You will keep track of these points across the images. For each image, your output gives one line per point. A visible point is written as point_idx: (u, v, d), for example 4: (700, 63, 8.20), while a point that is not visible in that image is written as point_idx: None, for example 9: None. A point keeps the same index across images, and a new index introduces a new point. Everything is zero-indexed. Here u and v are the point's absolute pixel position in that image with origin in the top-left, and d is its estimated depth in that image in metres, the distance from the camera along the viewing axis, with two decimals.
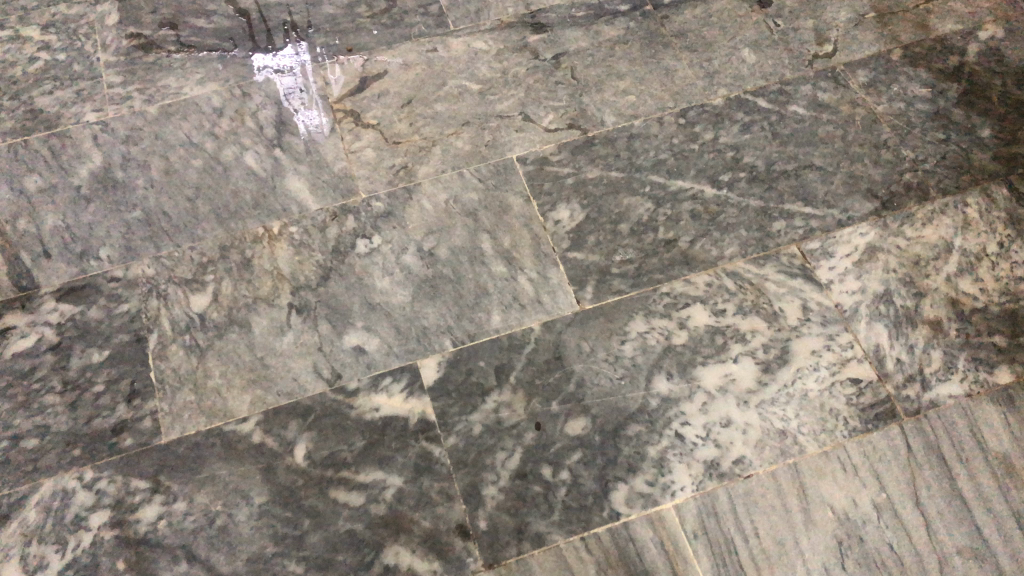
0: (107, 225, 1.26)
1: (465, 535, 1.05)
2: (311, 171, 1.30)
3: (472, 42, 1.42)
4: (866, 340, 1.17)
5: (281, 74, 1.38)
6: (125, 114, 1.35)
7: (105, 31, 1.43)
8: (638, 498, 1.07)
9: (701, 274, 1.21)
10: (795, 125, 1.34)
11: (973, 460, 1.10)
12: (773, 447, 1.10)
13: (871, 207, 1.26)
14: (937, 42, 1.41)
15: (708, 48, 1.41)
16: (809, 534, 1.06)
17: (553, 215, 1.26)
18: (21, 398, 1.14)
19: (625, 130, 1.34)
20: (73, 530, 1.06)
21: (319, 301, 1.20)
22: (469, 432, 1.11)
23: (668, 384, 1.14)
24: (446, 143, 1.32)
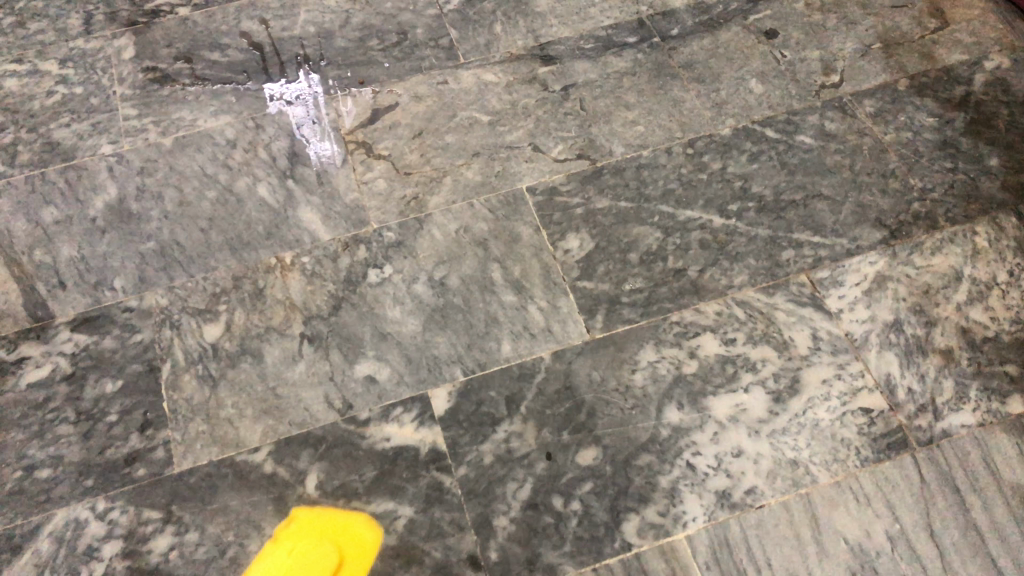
0: (122, 256, 1.27)
1: (476, 567, 1.05)
2: (323, 202, 1.31)
3: (482, 75, 1.44)
4: (877, 369, 1.17)
5: (293, 106, 1.40)
6: (140, 146, 1.37)
7: (122, 64, 1.46)
8: (649, 529, 1.07)
9: (711, 303, 1.22)
10: (802, 154, 1.35)
11: (987, 490, 1.09)
12: (785, 477, 1.10)
13: (880, 236, 1.27)
14: (943, 72, 1.42)
15: (714, 78, 1.43)
16: (823, 566, 1.05)
17: (563, 245, 1.27)
18: (35, 427, 1.15)
19: (634, 160, 1.35)
20: (85, 561, 1.06)
21: (331, 331, 1.21)
22: (480, 462, 1.11)
23: (679, 413, 1.14)
24: (456, 174, 1.34)
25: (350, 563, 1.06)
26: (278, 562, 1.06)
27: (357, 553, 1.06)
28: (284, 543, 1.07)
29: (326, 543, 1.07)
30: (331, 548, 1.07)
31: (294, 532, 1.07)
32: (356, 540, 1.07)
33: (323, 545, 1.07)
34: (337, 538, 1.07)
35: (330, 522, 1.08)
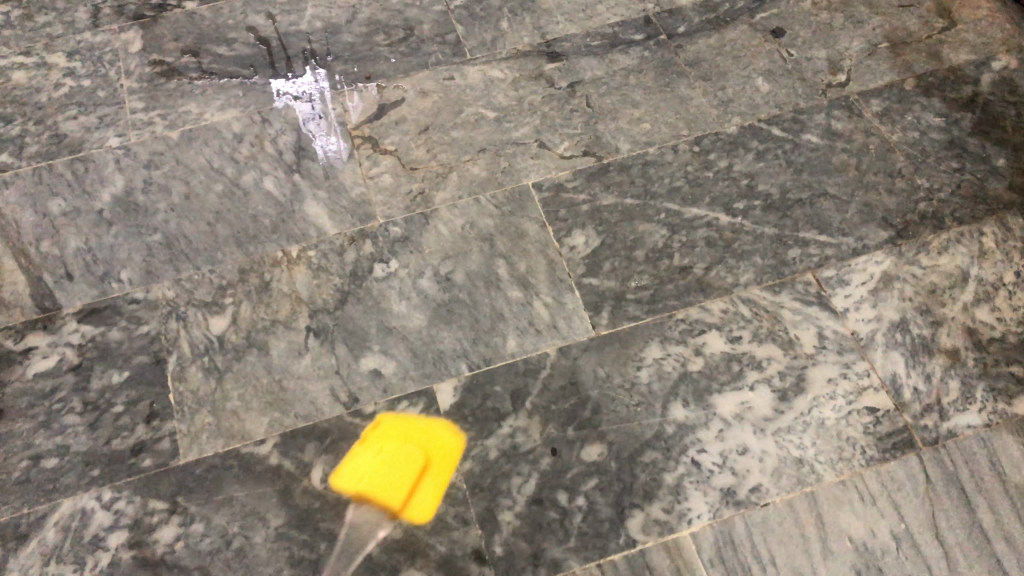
0: (128, 249, 1.28)
1: (481, 562, 1.05)
2: (330, 196, 1.31)
3: (489, 71, 1.44)
4: (882, 367, 1.17)
5: (300, 100, 1.40)
6: (148, 139, 1.37)
7: (129, 58, 1.46)
8: (654, 525, 1.07)
9: (717, 301, 1.22)
10: (809, 153, 1.35)
11: (992, 490, 1.09)
12: (790, 475, 1.10)
13: (886, 235, 1.27)
14: (950, 72, 1.42)
15: (721, 77, 1.43)
16: (827, 564, 1.05)
17: (569, 241, 1.27)
18: (41, 417, 1.15)
19: (640, 157, 1.35)
20: (91, 550, 1.06)
21: (336, 325, 1.21)
22: (485, 457, 1.11)
23: (684, 411, 1.14)
24: (462, 169, 1.34)
25: (436, 465, 1.11)
26: (367, 460, 1.11)
27: (444, 455, 1.11)
28: (372, 444, 1.12)
29: (413, 445, 1.12)
30: (418, 450, 1.12)
31: (382, 435, 1.13)
32: (441, 444, 1.12)
33: (411, 447, 1.12)
34: (423, 441, 1.12)
35: (417, 426, 1.13)
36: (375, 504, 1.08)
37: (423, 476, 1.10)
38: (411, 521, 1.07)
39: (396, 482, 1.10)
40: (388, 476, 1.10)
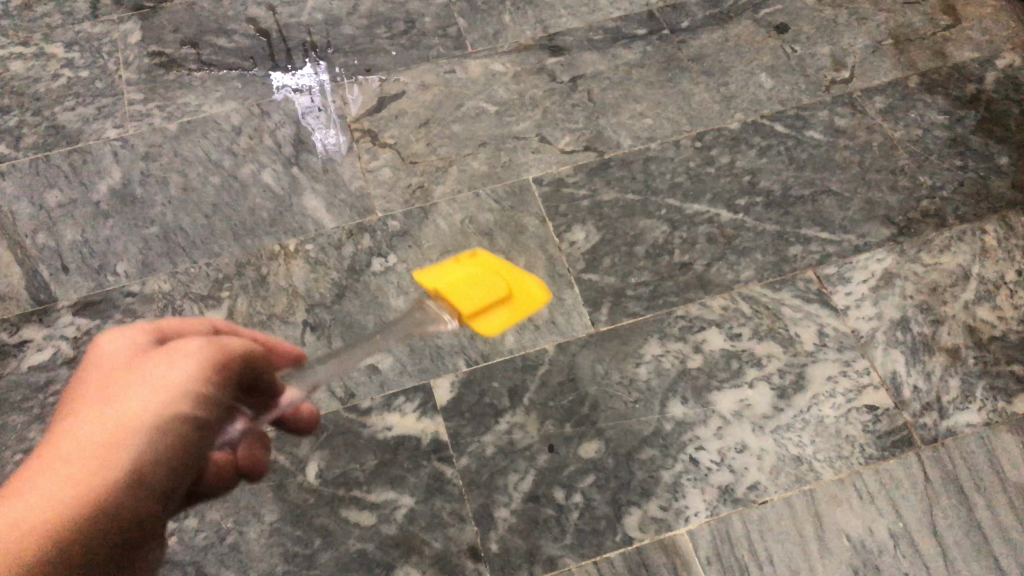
0: (125, 242, 1.27)
1: (476, 559, 1.04)
2: (328, 190, 1.31)
3: (490, 65, 1.43)
4: (883, 366, 1.16)
5: (300, 93, 1.39)
6: (146, 131, 1.37)
7: (128, 49, 1.45)
8: (651, 523, 1.06)
9: (717, 298, 1.21)
10: (811, 150, 1.34)
11: (992, 490, 1.08)
12: (788, 473, 1.09)
13: (888, 233, 1.26)
14: (955, 70, 1.41)
15: (724, 72, 1.42)
16: (824, 563, 1.04)
17: (569, 236, 1.26)
18: (36, 411, 1.15)
19: (641, 153, 1.34)
20: None
21: (334, 320, 1.20)
22: (482, 453, 1.10)
23: (682, 408, 1.13)
24: (462, 163, 1.33)
25: (513, 304, 0.99)
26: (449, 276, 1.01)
27: (523, 303, 1.00)
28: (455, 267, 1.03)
29: (497, 279, 1.00)
30: (500, 282, 1.00)
31: (471, 262, 1.04)
32: (520, 293, 1.01)
33: (493, 276, 1.01)
34: (506, 278, 1.02)
35: (505, 267, 1.04)
36: (447, 304, 0.98)
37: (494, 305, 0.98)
38: (450, 446, 1.11)
39: (476, 298, 0.97)
40: (471, 287, 0.98)
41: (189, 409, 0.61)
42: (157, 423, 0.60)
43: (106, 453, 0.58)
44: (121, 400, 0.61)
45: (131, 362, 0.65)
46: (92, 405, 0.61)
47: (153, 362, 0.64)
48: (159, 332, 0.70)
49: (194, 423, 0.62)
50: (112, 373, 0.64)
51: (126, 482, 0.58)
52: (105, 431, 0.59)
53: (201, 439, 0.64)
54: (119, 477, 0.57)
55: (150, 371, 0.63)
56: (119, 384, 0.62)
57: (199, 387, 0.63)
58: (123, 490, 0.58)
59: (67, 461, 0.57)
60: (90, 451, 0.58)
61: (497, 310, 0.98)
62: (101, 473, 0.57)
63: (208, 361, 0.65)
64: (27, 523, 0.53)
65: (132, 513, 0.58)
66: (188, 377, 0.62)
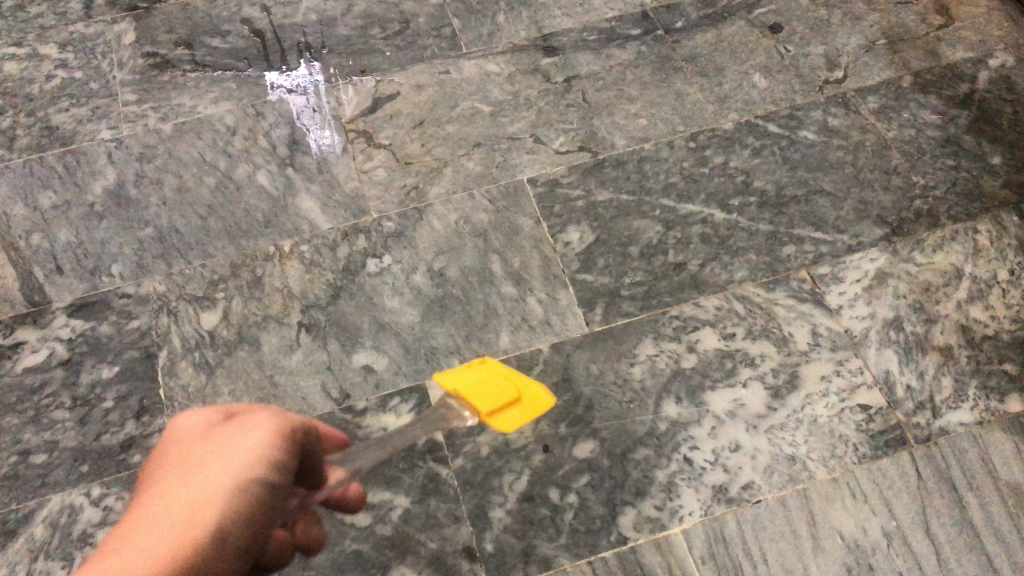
0: (119, 243, 1.27)
1: (472, 559, 1.05)
2: (323, 191, 1.31)
3: (484, 66, 1.43)
4: (876, 365, 1.16)
5: (294, 94, 1.39)
6: (140, 132, 1.36)
7: (122, 50, 1.45)
8: (645, 522, 1.07)
9: (711, 298, 1.22)
10: (805, 150, 1.34)
11: (984, 488, 1.08)
12: (782, 472, 1.10)
13: (881, 233, 1.26)
14: (947, 69, 1.41)
15: (718, 72, 1.42)
16: (817, 562, 1.05)
17: (563, 237, 1.27)
18: (31, 413, 1.15)
19: (636, 153, 1.34)
20: (79, 546, 1.06)
21: (329, 321, 1.20)
22: (477, 453, 1.11)
23: (677, 408, 1.14)
24: (457, 164, 1.33)
25: (525, 404, 0.98)
26: (460, 379, 1.00)
27: (532, 405, 0.98)
28: (464, 370, 1.02)
29: (509, 381, 1.00)
30: (510, 385, 0.99)
31: (483, 367, 1.02)
32: (528, 397, 0.99)
33: (502, 381, 0.99)
34: (517, 382, 1.01)
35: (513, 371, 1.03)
36: (466, 403, 0.98)
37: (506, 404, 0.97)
38: (446, 447, 1.11)
39: (489, 395, 0.97)
40: (485, 387, 0.98)
41: (263, 472, 0.66)
42: (237, 488, 0.65)
43: (192, 517, 0.62)
44: (204, 469, 0.66)
45: (208, 435, 0.70)
46: (178, 474, 0.66)
47: (229, 435, 0.69)
48: (229, 409, 0.75)
49: (268, 488, 0.66)
50: (192, 446, 0.69)
51: (211, 542, 0.61)
52: (193, 496, 0.63)
53: (272, 506, 0.68)
54: (206, 536, 0.61)
55: (226, 442, 0.68)
56: (200, 454, 0.67)
57: (272, 455, 0.68)
58: (209, 548, 0.61)
59: (160, 524, 0.61)
60: (180, 514, 0.62)
61: (511, 408, 0.97)
62: (190, 535, 0.61)
63: (278, 430, 0.70)
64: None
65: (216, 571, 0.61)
66: (261, 445, 0.68)
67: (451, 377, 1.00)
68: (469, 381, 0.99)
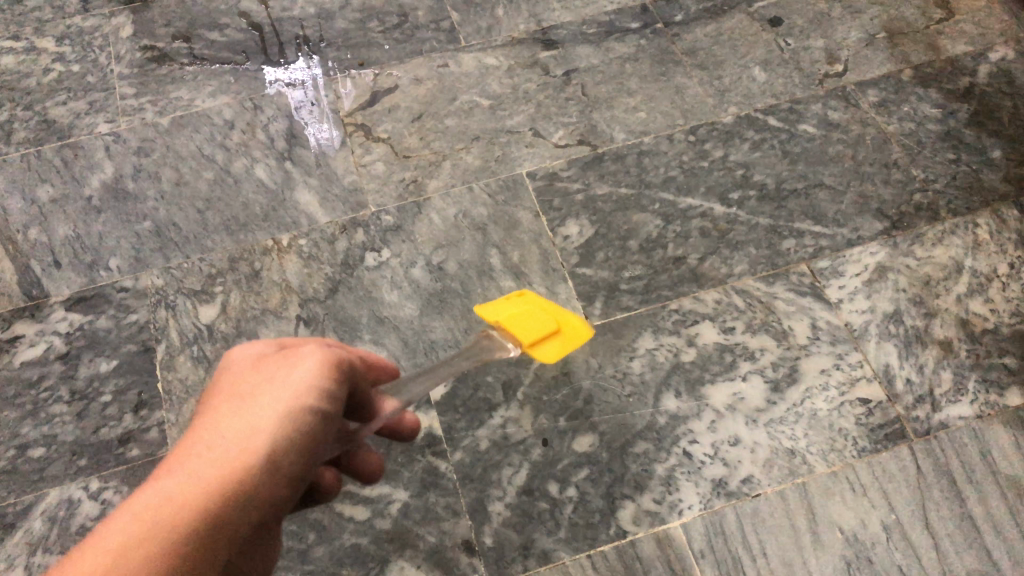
0: (117, 236, 1.26)
1: (471, 553, 1.05)
2: (321, 184, 1.30)
3: (483, 59, 1.43)
4: (876, 359, 1.16)
5: (292, 87, 1.39)
6: (138, 126, 1.36)
7: (119, 43, 1.44)
8: (645, 516, 1.07)
9: (710, 291, 1.21)
10: (805, 144, 1.34)
11: (984, 483, 1.08)
12: (782, 466, 1.10)
13: (881, 226, 1.26)
14: (948, 63, 1.41)
15: (718, 66, 1.42)
16: (817, 555, 1.05)
17: (563, 231, 1.26)
18: (29, 407, 1.15)
19: (635, 146, 1.34)
20: (78, 540, 1.05)
21: (327, 315, 1.20)
22: (475, 447, 1.11)
23: (676, 402, 1.13)
24: (456, 158, 1.33)
25: (565, 336, 1.07)
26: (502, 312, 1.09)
27: (572, 336, 1.07)
28: (506, 303, 1.11)
29: (548, 315, 1.08)
30: (550, 318, 1.07)
31: (524, 300, 1.11)
32: (565, 330, 1.08)
33: (542, 313, 1.08)
34: (557, 316, 1.09)
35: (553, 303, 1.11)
36: (506, 335, 1.05)
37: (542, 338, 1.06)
38: (445, 441, 1.11)
39: (526, 331, 1.05)
40: (526, 320, 1.06)
41: (313, 400, 0.65)
42: (287, 415, 0.64)
43: (242, 447, 0.63)
44: (255, 400, 0.66)
45: (260, 367, 0.70)
46: (231, 405, 0.67)
47: (278, 367, 0.69)
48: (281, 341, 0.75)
49: (319, 417, 0.66)
50: (244, 378, 0.69)
51: (262, 469, 0.62)
52: (243, 426, 0.64)
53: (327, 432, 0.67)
54: (255, 463, 0.62)
55: (274, 375, 0.68)
56: (251, 385, 0.68)
57: (320, 384, 0.66)
58: (260, 473, 0.62)
59: (213, 453, 0.63)
60: (232, 443, 0.63)
61: (546, 341, 1.06)
62: (241, 462, 0.62)
63: (325, 358, 0.68)
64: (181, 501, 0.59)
65: (268, 496, 0.63)
66: (307, 378, 0.66)
67: (497, 306, 1.09)
68: (509, 313, 1.08)
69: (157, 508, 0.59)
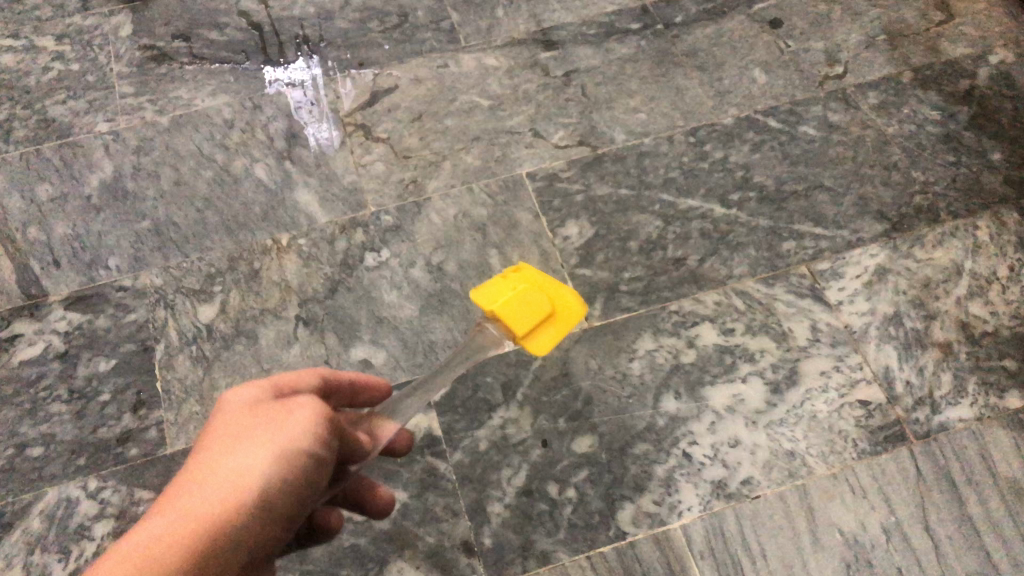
0: (116, 235, 1.26)
1: (470, 554, 1.04)
2: (321, 184, 1.30)
3: (483, 60, 1.43)
4: (876, 361, 1.16)
5: (292, 87, 1.39)
6: (137, 124, 1.36)
7: (119, 42, 1.44)
8: (644, 517, 1.07)
9: (710, 293, 1.21)
10: (805, 145, 1.34)
11: (983, 485, 1.08)
12: (781, 468, 1.09)
13: (881, 228, 1.26)
14: (948, 66, 1.41)
15: (717, 67, 1.42)
16: (816, 556, 1.04)
17: (562, 232, 1.26)
18: (27, 406, 1.14)
19: (635, 148, 1.34)
20: (75, 539, 1.05)
21: (326, 315, 1.20)
22: (475, 448, 1.10)
23: (676, 403, 1.13)
24: (455, 158, 1.33)
25: (559, 321, 0.97)
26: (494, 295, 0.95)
27: (566, 319, 0.97)
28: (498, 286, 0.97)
29: (541, 295, 0.96)
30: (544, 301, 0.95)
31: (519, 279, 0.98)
32: (560, 310, 0.97)
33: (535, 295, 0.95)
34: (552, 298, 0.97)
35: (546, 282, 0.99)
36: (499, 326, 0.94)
37: (541, 323, 0.95)
38: (445, 442, 1.11)
39: (525, 317, 0.93)
40: (518, 306, 0.93)
41: (311, 449, 0.66)
42: (284, 462, 0.65)
43: (237, 496, 0.63)
44: (252, 441, 0.66)
45: (255, 409, 0.70)
46: (227, 443, 0.66)
47: (275, 413, 0.68)
48: (276, 385, 0.74)
49: (314, 464, 0.66)
50: (239, 420, 0.69)
51: (254, 514, 0.63)
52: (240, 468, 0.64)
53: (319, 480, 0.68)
54: (249, 507, 0.63)
55: (272, 421, 0.67)
56: (248, 430, 0.67)
57: (319, 434, 0.67)
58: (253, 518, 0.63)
59: (209, 492, 0.63)
60: (224, 484, 0.63)
61: (545, 328, 0.96)
62: (231, 506, 0.62)
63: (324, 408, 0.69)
64: (173, 541, 0.59)
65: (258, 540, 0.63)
66: (307, 428, 0.66)
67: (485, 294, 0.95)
68: (501, 300, 0.93)
69: (146, 546, 0.58)
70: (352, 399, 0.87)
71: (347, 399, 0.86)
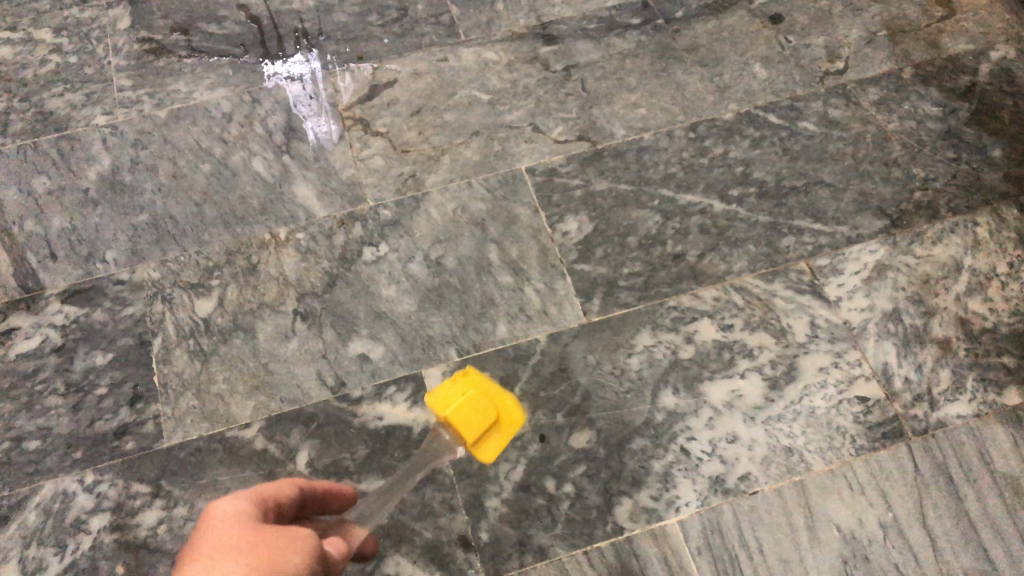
0: (113, 229, 1.26)
1: (467, 549, 1.04)
2: (320, 178, 1.30)
3: (483, 54, 1.42)
4: (874, 358, 1.16)
5: (291, 81, 1.38)
6: (135, 118, 1.35)
7: (117, 35, 1.43)
8: (641, 513, 1.06)
9: (709, 289, 1.21)
10: (805, 141, 1.33)
11: (981, 482, 1.08)
12: (779, 464, 1.09)
13: (880, 224, 1.26)
14: (948, 62, 1.41)
15: (718, 62, 1.41)
16: (813, 552, 1.04)
17: (561, 227, 1.26)
18: (24, 399, 1.14)
19: (635, 143, 1.34)
20: (72, 533, 1.05)
21: (324, 309, 1.19)
22: None
23: (674, 399, 1.13)
24: (454, 152, 1.32)
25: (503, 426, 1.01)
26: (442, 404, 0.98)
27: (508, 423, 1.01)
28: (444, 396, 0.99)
29: (488, 399, 1.00)
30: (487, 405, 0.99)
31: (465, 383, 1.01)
32: (505, 415, 1.01)
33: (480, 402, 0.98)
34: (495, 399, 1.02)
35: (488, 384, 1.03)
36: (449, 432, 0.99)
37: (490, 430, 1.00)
38: None
39: (475, 423, 0.97)
40: (467, 412, 0.97)
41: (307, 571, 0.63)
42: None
43: None
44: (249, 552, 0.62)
45: (249, 526, 0.67)
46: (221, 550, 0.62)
47: (279, 531, 0.67)
48: (264, 502, 0.74)
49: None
50: (238, 531, 0.65)
51: None
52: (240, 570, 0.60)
53: None
54: None
55: (275, 540, 0.65)
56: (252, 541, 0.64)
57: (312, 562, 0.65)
58: None
59: None
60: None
61: (493, 434, 1.00)
62: None
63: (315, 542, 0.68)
64: None
65: None
66: (308, 558, 0.65)
67: (434, 404, 0.99)
68: (454, 406, 0.97)
69: None
70: (321, 508, 0.91)
71: (317, 508, 0.90)
